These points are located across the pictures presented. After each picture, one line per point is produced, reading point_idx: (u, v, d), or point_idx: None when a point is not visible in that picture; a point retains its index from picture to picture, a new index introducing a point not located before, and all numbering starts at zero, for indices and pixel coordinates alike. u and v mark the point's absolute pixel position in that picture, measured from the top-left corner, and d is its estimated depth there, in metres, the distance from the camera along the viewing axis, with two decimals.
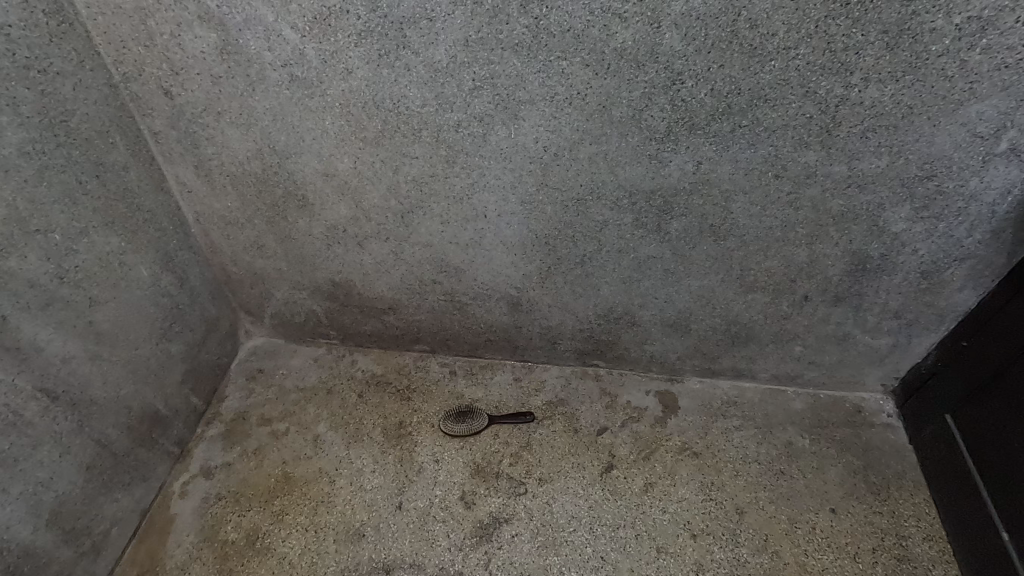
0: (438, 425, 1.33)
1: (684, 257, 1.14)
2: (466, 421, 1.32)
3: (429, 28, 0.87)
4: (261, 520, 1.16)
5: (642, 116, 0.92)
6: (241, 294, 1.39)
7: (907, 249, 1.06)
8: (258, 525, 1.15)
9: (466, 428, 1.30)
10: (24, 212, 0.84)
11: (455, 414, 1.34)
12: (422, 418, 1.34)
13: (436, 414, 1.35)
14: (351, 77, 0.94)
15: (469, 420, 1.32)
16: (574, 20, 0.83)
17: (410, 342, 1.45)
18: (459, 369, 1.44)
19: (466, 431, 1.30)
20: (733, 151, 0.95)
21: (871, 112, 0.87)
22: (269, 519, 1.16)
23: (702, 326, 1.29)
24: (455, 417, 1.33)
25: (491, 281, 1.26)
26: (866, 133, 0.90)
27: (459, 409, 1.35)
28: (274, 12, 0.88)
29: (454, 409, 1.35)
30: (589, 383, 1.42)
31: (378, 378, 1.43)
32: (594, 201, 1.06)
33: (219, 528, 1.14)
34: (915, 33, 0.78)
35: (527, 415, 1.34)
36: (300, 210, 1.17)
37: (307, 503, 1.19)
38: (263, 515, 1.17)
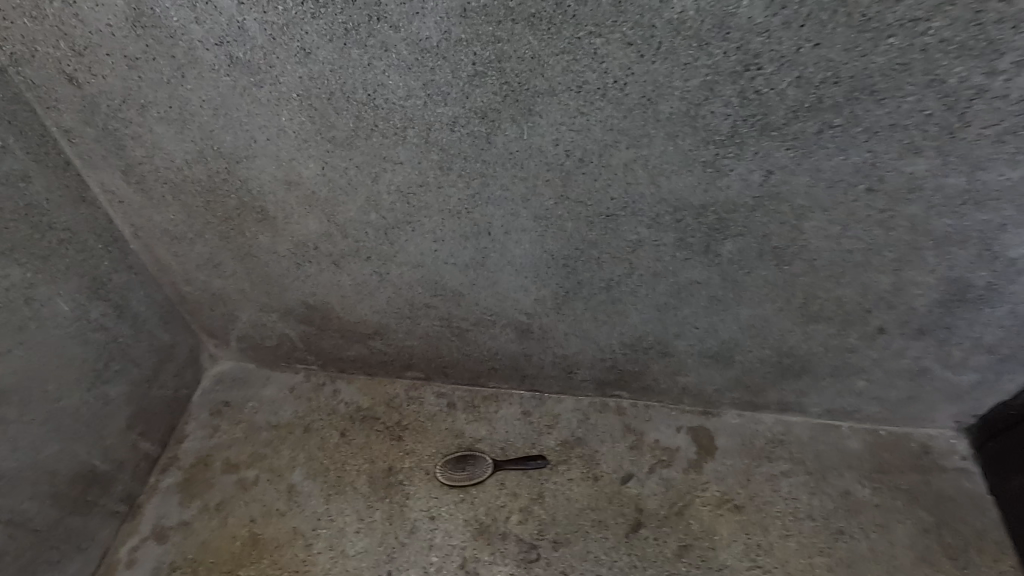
0: (435, 472, 1.14)
1: (736, 283, 0.92)
2: (468, 468, 1.13)
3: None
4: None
5: (699, 112, 0.69)
6: (200, 317, 1.18)
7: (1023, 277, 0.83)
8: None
9: (468, 477, 1.12)
10: None
11: (455, 459, 1.15)
12: (416, 463, 1.15)
13: (433, 458, 1.16)
14: (310, 60, 0.71)
15: (471, 467, 1.14)
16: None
17: (401, 369, 1.25)
18: (459, 401, 1.24)
19: (467, 480, 1.12)
20: (816, 158, 0.72)
21: (1014, 111, 0.64)
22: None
23: (748, 357, 1.08)
24: (454, 463, 1.15)
25: (496, 306, 1.04)
26: (1002, 136, 0.67)
27: (460, 453, 1.16)
28: None
29: (454, 453, 1.16)
30: (610, 418, 1.22)
31: (364, 412, 1.22)
32: (628, 217, 0.84)
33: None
34: None
35: (539, 459, 1.15)
36: (260, 224, 0.95)
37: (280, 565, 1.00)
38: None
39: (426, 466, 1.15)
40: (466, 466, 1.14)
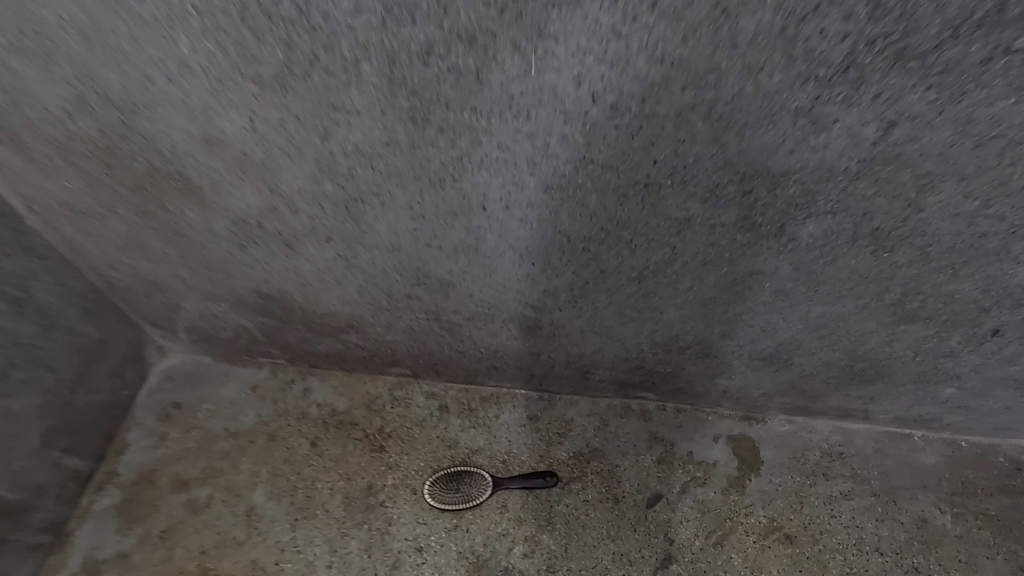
0: (424, 492, 0.95)
1: (811, 275, 0.70)
2: (464, 489, 0.94)
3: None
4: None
5: (800, 30, 0.44)
6: (137, 306, 0.97)
7: None
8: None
9: (463, 498, 0.93)
10: None
11: (448, 476, 0.96)
12: (401, 480, 0.96)
13: (421, 473, 0.97)
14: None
15: (467, 487, 0.94)
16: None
17: (383, 365, 1.05)
18: (452, 403, 1.04)
19: (462, 503, 0.93)
20: (969, 102, 0.48)
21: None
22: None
23: (811, 360, 0.86)
24: (447, 481, 0.95)
25: (495, 298, 0.82)
26: None
27: (454, 468, 0.97)
28: None
29: (446, 467, 0.97)
30: (633, 425, 1.02)
31: (341, 416, 1.03)
32: (676, 187, 0.61)
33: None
34: None
35: (548, 477, 0.95)
36: (183, 197, 0.72)
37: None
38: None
39: (413, 483, 0.96)
40: (461, 485, 0.95)
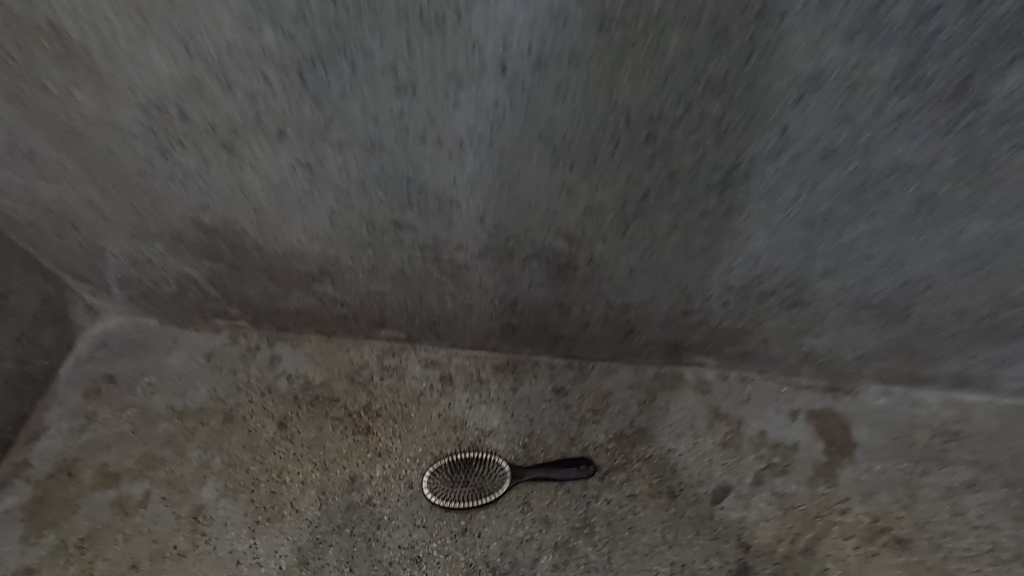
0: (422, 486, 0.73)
1: (982, 170, 0.48)
2: (474, 483, 0.73)
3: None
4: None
5: None
6: (50, 250, 0.75)
7: None
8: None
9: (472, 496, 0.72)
10: None
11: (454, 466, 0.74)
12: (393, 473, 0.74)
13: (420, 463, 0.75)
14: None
15: (478, 481, 0.73)
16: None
17: (370, 326, 0.83)
18: (457, 373, 0.83)
19: (472, 501, 0.71)
20: None
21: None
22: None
23: (936, 308, 0.63)
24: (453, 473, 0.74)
25: (516, 224, 0.61)
26: None
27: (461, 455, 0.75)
28: None
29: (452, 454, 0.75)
30: (688, 398, 0.80)
31: (316, 390, 0.82)
32: (805, 14, 0.38)
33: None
34: None
35: (583, 467, 0.74)
36: (67, 68, 0.50)
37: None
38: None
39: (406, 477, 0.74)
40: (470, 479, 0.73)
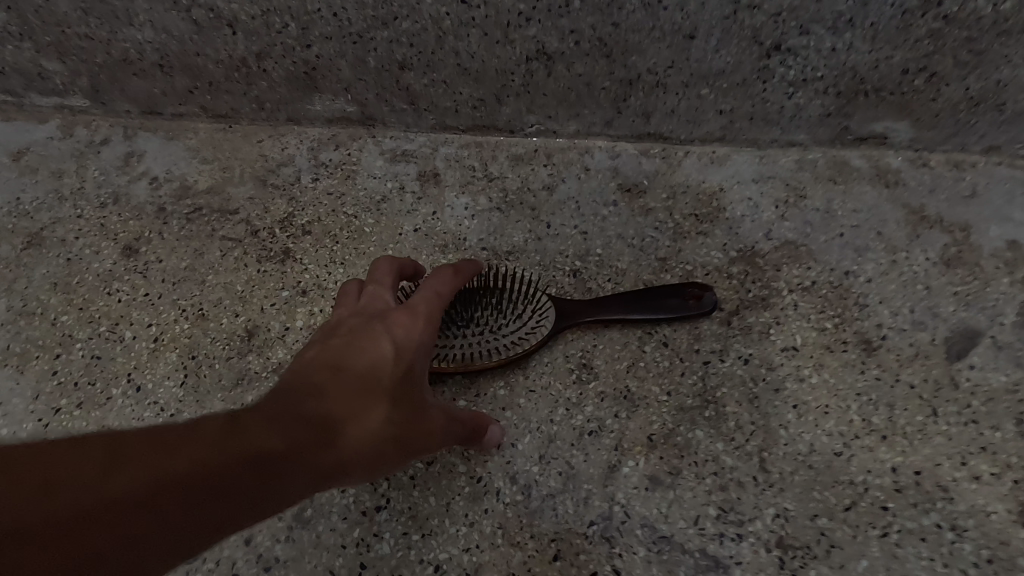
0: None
1: None
2: (477, 326, 0.36)
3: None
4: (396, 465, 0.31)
5: None
6: None
7: None
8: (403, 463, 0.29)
9: (473, 351, 0.35)
10: None
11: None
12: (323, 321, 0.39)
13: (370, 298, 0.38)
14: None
15: (485, 323, 0.36)
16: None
17: (292, 88, 0.47)
18: (447, 169, 0.47)
19: (475, 362, 0.35)
20: None
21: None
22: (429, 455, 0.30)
23: None
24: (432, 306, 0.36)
25: None
26: None
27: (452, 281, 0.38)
28: None
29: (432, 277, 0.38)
30: (865, 194, 0.44)
31: (198, 199, 0.46)
32: None
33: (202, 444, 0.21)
34: None
35: (693, 303, 0.38)
36: None
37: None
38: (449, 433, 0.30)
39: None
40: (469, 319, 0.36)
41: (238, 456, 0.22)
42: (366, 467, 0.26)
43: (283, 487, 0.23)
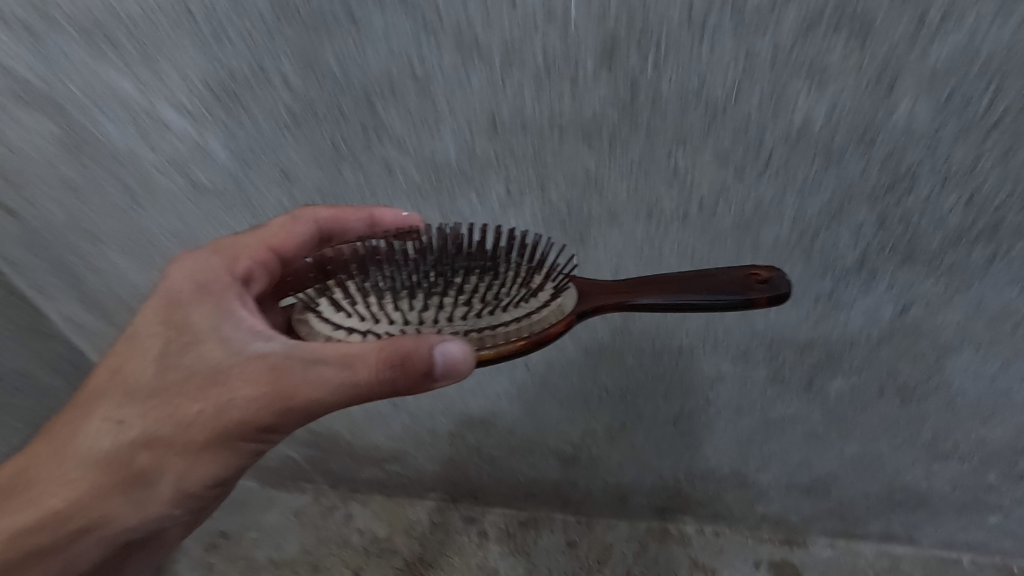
0: (364, 327, 0.42)
1: (842, 421, 0.72)
2: (479, 313, 0.41)
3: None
4: (273, 420, 0.43)
5: (816, 240, 0.50)
6: None
7: None
8: (221, 411, 0.43)
9: (487, 340, 0.40)
10: None
11: (430, 311, 0.42)
12: (295, 313, 0.47)
13: (361, 309, 0.44)
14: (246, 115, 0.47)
15: (485, 308, 0.41)
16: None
17: (422, 491, 1.05)
18: (491, 528, 1.04)
19: (491, 352, 0.40)
20: (979, 293, 0.52)
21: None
22: (247, 405, 0.43)
23: (847, 491, 0.86)
24: (431, 296, 0.42)
25: (535, 437, 0.85)
26: None
27: (449, 297, 0.42)
28: (128, 81, 0.46)
29: (425, 252, 0.42)
30: (674, 550, 1.00)
31: (381, 545, 1.03)
32: (708, 352, 0.64)
33: (59, 440, 0.48)
34: None
35: (760, 276, 0.44)
36: None
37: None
38: (280, 370, 0.42)
39: (315, 325, 0.45)
40: (464, 311, 0.41)
41: (55, 488, 0.47)
42: (148, 426, 0.46)
43: (104, 454, 0.46)
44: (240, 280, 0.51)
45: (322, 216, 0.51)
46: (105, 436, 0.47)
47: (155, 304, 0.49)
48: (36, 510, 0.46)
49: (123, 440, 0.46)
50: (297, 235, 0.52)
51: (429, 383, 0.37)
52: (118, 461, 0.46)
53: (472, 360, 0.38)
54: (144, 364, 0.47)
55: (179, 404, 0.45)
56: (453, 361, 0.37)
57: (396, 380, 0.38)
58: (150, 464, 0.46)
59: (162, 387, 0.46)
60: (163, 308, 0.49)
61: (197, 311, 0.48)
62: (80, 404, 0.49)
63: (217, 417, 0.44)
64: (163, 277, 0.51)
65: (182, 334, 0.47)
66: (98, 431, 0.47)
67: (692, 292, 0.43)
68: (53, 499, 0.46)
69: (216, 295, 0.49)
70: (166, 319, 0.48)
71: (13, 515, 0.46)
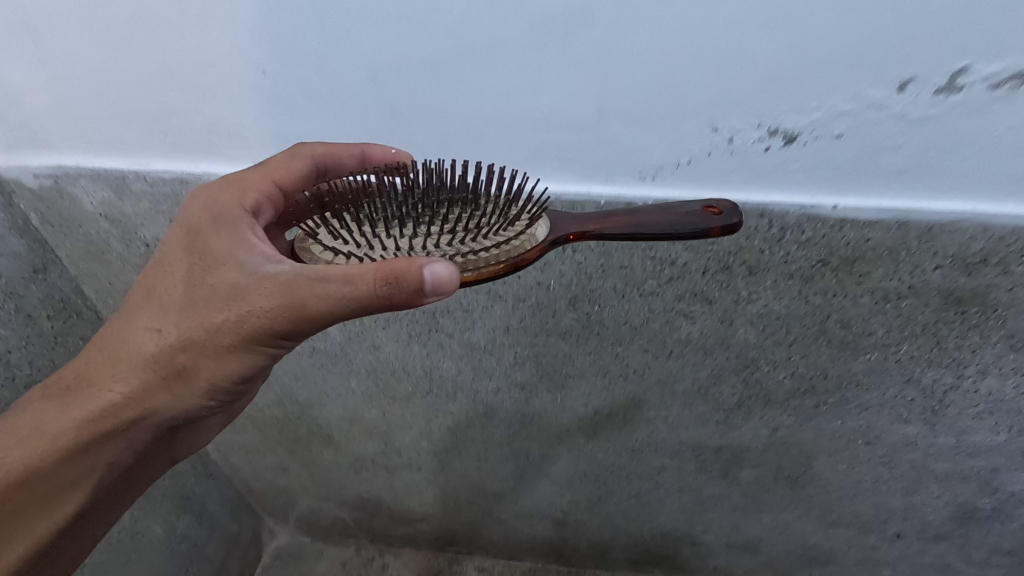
0: (359, 250, 0.50)
1: (756, 497, 0.98)
2: (461, 241, 0.50)
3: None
4: (287, 328, 0.49)
5: (709, 391, 0.78)
6: (264, 503, 1.27)
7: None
8: (240, 322, 0.50)
9: (469, 264, 0.48)
10: None
11: (419, 241, 0.50)
12: (297, 241, 0.54)
13: (360, 239, 0.52)
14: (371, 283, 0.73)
15: (466, 236, 0.50)
16: (651, 241, 0.60)
17: (443, 545, 1.30)
18: None
19: (473, 274, 0.47)
20: (818, 422, 0.80)
21: (988, 397, 0.71)
22: (260, 316, 0.48)
23: (774, 548, 1.09)
24: (418, 226, 0.52)
25: (534, 505, 1.11)
26: (981, 413, 0.73)
27: (434, 230, 0.52)
28: None
29: (412, 189, 0.53)
30: None
31: None
32: (653, 451, 0.91)
33: (114, 347, 0.57)
34: None
35: (715, 211, 0.52)
36: (325, 444, 1.04)
37: (68, 495, 0.61)
38: (290, 284, 0.47)
39: (317, 250, 0.52)
40: (450, 238, 0.50)
41: (112, 388, 0.57)
42: (175, 330, 0.53)
43: (143, 358, 0.55)
44: (246, 210, 0.56)
45: (318, 151, 0.58)
46: (149, 343, 0.54)
47: (181, 233, 0.56)
48: (100, 401, 0.57)
49: (159, 346, 0.54)
50: (298, 170, 0.58)
51: (421, 299, 0.44)
52: (164, 362, 0.54)
53: (457, 281, 0.45)
54: (177, 286, 0.54)
55: (202, 316, 0.51)
56: (440, 280, 0.43)
57: (391, 299, 0.44)
58: (178, 361, 0.54)
59: (186, 301, 0.53)
60: (185, 233, 0.56)
61: (217, 237, 0.54)
62: (120, 324, 0.57)
63: (236, 327, 0.50)
64: (183, 208, 0.57)
65: (205, 260, 0.53)
66: (142, 337, 0.55)
67: (653, 220, 0.51)
68: (115, 390, 0.57)
69: (230, 226, 0.54)
70: (189, 240, 0.55)
71: (74, 412, 0.58)
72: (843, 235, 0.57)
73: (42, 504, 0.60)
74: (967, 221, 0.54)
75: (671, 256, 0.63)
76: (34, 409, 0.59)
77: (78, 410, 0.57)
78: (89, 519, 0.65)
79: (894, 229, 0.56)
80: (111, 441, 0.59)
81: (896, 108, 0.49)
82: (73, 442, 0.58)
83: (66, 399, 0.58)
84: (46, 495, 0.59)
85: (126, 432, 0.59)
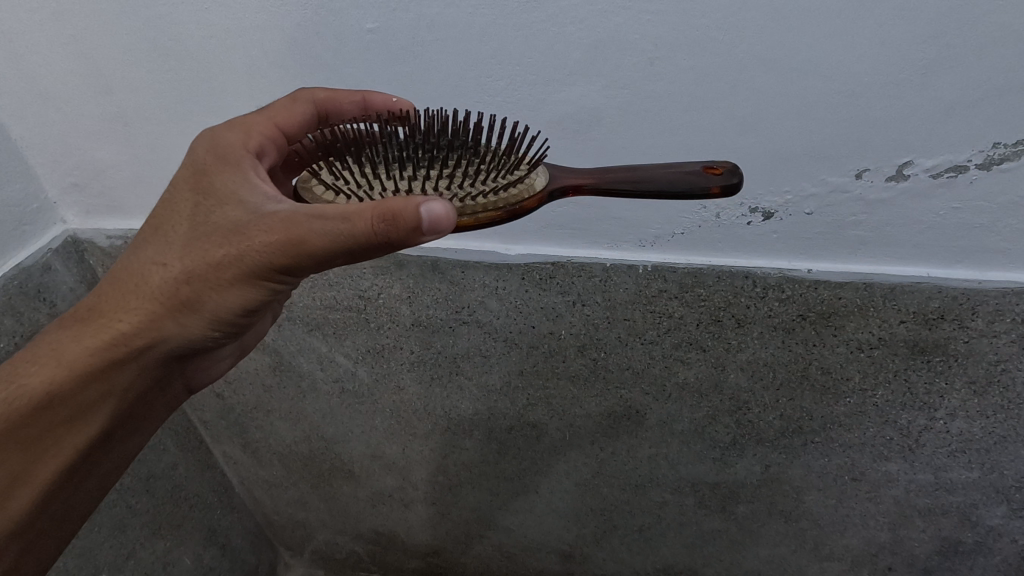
0: (361, 190, 0.50)
1: (753, 531, 1.03)
2: (461, 185, 0.50)
3: (478, 316, 0.79)
4: (292, 264, 0.46)
5: (705, 430, 0.86)
6: (282, 537, 1.31)
7: (1005, 537, 0.88)
8: (246, 256, 0.46)
9: (467, 209, 0.48)
10: (75, 568, 0.85)
11: (419, 183, 0.50)
12: (300, 181, 0.53)
13: (360, 178, 0.52)
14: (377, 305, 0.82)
15: (465, 181, 0.50)
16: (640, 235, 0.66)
17: None
18: None
19: (470, 219, 0.48)
20: (806, 459, 0.87)
21: (959, 437, 0.77)
22: (265, 250, 0.45)
23: None
24: (419, 169, 0.51)
25: (541, 537, 1.16)
26: (954, 451, 0.79)
27: (434, 173, 0.52)
28: (328, 346, 0.89)
29: (414, 134, 0.53)
30: None
31: None
32: (655, 486, 0.98)
33: (115, 283, 0.51)
34: (1007, 384, 0.70)
35: (717, 171, 0.51)
36: (346, 479, 1.11)
37: (68, 442, 0.54)
38: (293, 220, 0.44)
39: (318, 190, 0.52)
40: (449, 183, 0.50)
41: (109, 326, 0.51)
42: (183, 263, 0.48)
43: (145, 294, 0.50)
44: (251, 151, 0.53)
45: (320, 97, 0.59)
46: (152, 277, 0.50)
47: (183, 171, 0.52)
48: (93, 341, 0.51)
49: (162, 281, 0.49)
50: (299, 114, 0.58)
51: (418, 238, 0.42)
52: (166, 297, 0.50)
53: (456, 220, 0.42)
54: (181, 222, 0.49)
55: (206, 249, 0.47)
56: (437, 219, 0.41)
57: (389, 240, 0.42)
58: (183, 296, 0.49)
59: (192, 233, 0.48)
60: (192, 167, 0.51)
61: (221, 174, 0.50)
62: (123, 260, 0.52)
63: (244, 260, 0.46)
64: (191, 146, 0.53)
65: (209, 195, 0.49)
66: (147, 269, 0.50)
67: (651, 176, 0.51)
68: (115, 326, 0.51)
69: (234, 164, 0.51)
70: (197, 173, 0.51)
71: (64, 354, 0.51)
72: (817, 294, 0.67)
73: (39, 453, 0.53)
74: (922, 283, 0.64)
75: (668, 310, 0.72)
76: (33, 350, 0.52)
77: (69, 353, 0.51)
78: (90, 467, 0.59)
79: (860, 289, 0.66)
80: (114, 385, 0.54)
81: (855, 192, 0.59)
82: (71, 387, 0.51)
83: (57, 344, 0.52)
84: (47, 439, 0.53)
85: (128, 371, 0.53)
